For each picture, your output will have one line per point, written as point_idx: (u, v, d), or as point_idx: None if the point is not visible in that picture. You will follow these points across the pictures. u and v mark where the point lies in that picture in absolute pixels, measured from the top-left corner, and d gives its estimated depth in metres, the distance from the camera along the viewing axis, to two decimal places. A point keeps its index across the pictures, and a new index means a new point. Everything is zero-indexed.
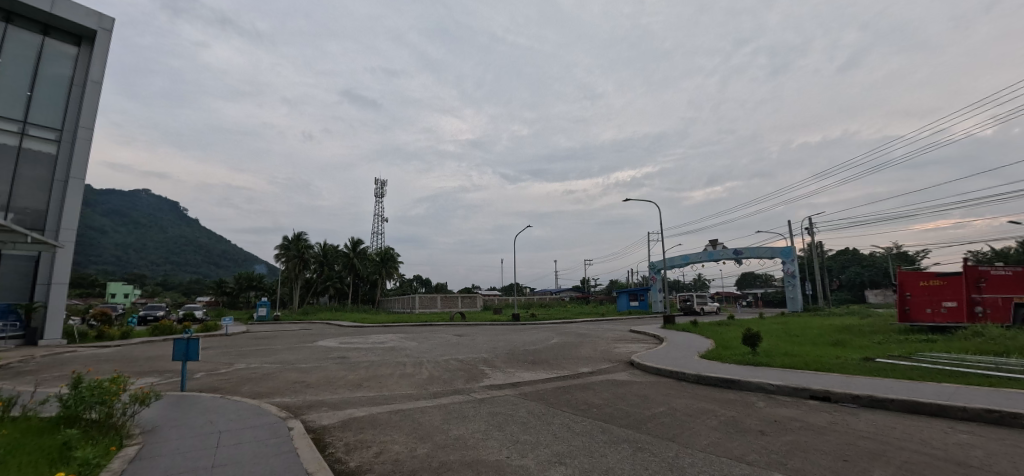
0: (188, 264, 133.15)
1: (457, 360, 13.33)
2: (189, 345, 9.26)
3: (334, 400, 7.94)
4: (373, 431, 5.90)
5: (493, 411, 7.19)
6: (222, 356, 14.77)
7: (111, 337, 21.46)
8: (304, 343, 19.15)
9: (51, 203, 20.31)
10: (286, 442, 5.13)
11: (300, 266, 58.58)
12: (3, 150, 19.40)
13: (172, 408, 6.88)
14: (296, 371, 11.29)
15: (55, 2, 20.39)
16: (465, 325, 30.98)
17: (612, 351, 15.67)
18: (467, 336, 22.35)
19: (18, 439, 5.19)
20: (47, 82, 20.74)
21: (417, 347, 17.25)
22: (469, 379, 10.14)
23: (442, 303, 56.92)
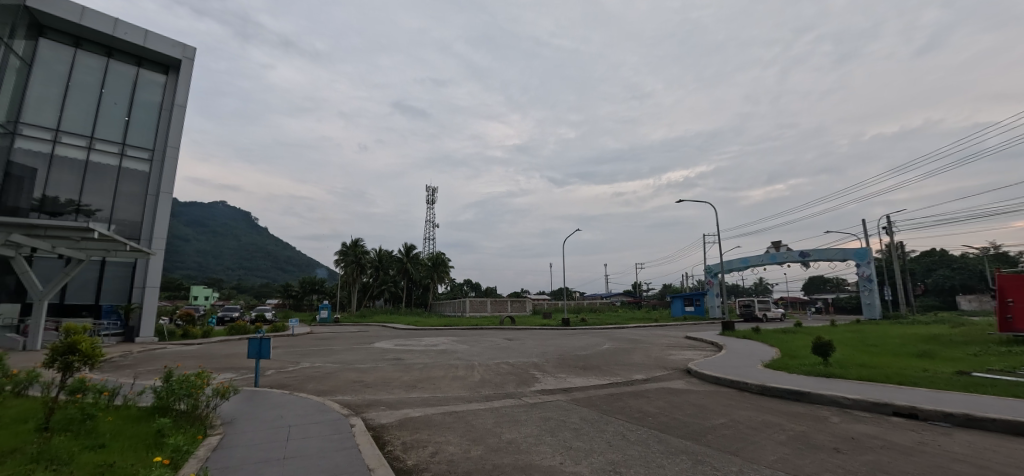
0: (259, 270, 143.86)
1: (508, 363, 13.40)
2: (261, 345, 9.96)
3: (390, 400, 8.23)
4: (428, 431, 6.04)
5: (544, 416, 7.15)
6: (289, 355, 15.81)
7: (195, 335, 23.59)
8: (362, 345, 20.08)
9: (145, 214, 22.77)
10: (348, 438, 5.38)
11: (357, 271, 61.42)
12: (106, 169, 21.92)
13: (247, 402, 7.44)
14: (355, 371, 11.84)
15: (148, 37, 22.92)
16: (515, 330, 31.14)
17: (667, 357, 15.12)
18: (517, 340, 22.44)
19: (121, 426, 5.81)
20: (141, 107, 23.27)
21: (468, 350, 17.57)
22: (520, 383, 10.16)
23: (492, 307, 57.53)
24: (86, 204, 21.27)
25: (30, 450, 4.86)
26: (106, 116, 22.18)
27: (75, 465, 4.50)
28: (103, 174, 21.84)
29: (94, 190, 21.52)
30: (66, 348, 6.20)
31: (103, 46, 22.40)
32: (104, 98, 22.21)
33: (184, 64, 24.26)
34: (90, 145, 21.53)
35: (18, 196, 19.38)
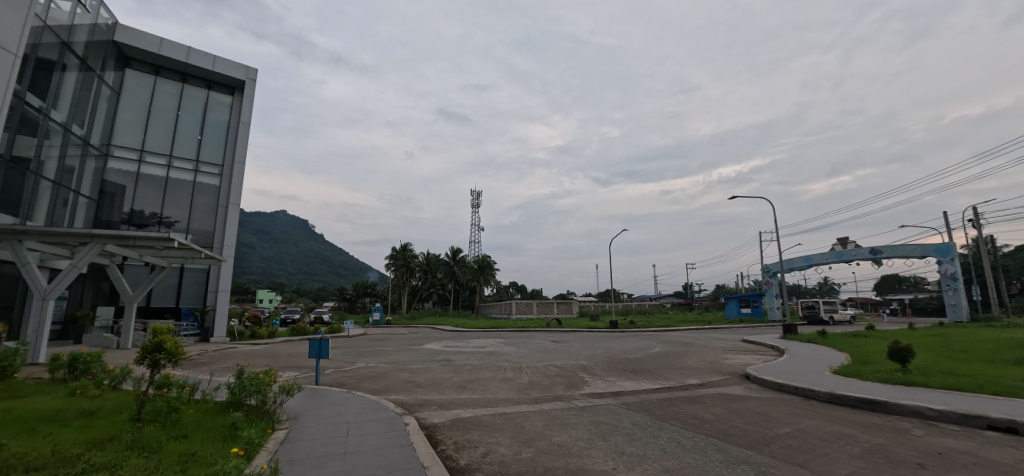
0: (316, 275, 151.99)
1: (556, 366, 13.33)
2: (320, 345, 10.48)
3: (442, 400, 8.40)
4: (479, 432, 6.11)
5: (595, 419, 7.03)
6: (346, 355, 16.57)
7: (262, 336, 25.29)
8: (412, 346, 20.68)
9: (216, 225, 24.69)
10: (403, 436, 5.54)
11: (407, 274, 63.35)
12: (183, 184, 24.03)
13: (309, 400, 7.87)
14: (407, 371, 12.22)
15: (216, 61, 24.91)
16: (562, 332, 30.92)
17: (722, 362, 14.42)
18: (564, 342, 22.22)
19: (201, 418, 6.34)
20: (211, 127, 25.33)
21: (515, 352, 17.63)
22: (569, 386, 10.06)
23: (537, 309, 57.41)
24: (167, 217, 23.39)
25: (126, 438, 5.41)
26: (182, 136, 24.32)
27: (163, 454, 4.95)
28: (181, 188, 23.95)
29: (173, 204, 23.65)
30: (154, 347, 6.83)
31: (178, 73, 24.56)
32: (180, 120, 24.35)
33: (248, 85, 26.17)
34: (169, 163, 23.68)
35: (111, 211, 21.60)
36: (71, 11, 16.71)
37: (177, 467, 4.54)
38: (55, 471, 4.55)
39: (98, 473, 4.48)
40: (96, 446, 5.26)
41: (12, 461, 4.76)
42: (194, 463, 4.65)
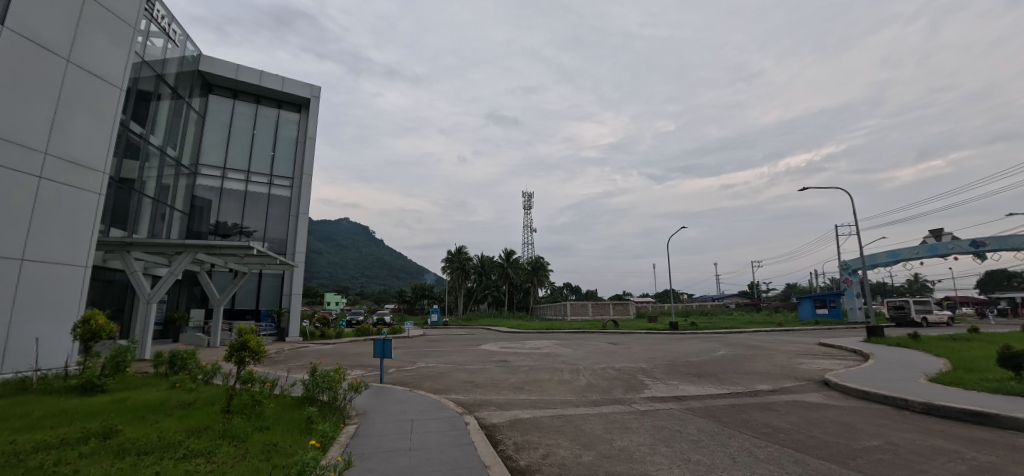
0: (377, 279, 159.62)
1: (614, 368, 13.04)
2: (384, 345, 10.97)
3: (500, 401, 8.49)
4: (538, 433, 6.11)
5: (658, 424, 6.78)
6: (407, 355, 17.25)
7: (331, 336, 26.91)
8: (469, 347, 21.13)
9: (289, 233, 26.68)
10: (464, 435, 5.66)
11: (462, 276, 64.83)
12: (260, 196, 26.19)
13: (375, 397, 8.26)
14: (466, 371, 12.48)
15: (285, 82, 26.91)
16: (618, 333, 30.28)
17: (796, 367, 13.40)
18: (622, 344, 21.67)
19: (282, 412, 6.86)
20: (283, 143, 27.43)
21: (572, 354, 17.44)
22: (629, 389, 9.78)
23: (593, 310, 56.51)
24: (247, 227, 25.58)
25: (218, 428, 5.97)
26: (257, 153, 26.51)
27: (249, 443, 5.41)
28: (258, 201, 26.12)
29: (252, 215, 25.83)
30: (240, 345, 7.49)
31: (252, 95, 26.80)
32: (255, 138, 26.56)
33: (313, 102, 28.05)
34: (247, 178, 25.89)
35: (200, 223, 23.97)
36: (164, 47, 18.79)
37: (262, 456, 4.94)
38: (162, 455, 5.11)
39: (197, 458, 4.98)
40: (195, 434, 5.85)
41: (127, 445, 5.40)
42: (277, 453, 5.04)
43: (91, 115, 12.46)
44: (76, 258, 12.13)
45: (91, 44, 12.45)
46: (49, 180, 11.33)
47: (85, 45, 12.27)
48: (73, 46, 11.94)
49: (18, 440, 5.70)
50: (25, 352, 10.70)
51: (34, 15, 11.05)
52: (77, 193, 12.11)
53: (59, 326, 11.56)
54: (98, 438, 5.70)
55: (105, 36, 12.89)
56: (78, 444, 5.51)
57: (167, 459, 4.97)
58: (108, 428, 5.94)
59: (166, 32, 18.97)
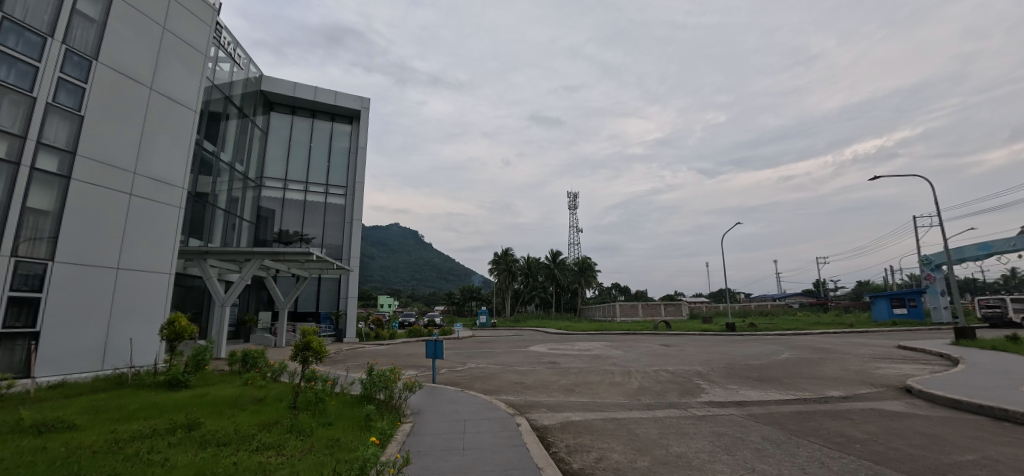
0: (427, 281, 164.27)
1: (668, 371, 12.59)
2: (436, 345, 11.27)
3: (551, 402, 8.46)
4: (591, 436, 6.02)
5: (717, 430, 6.48)
6: (458, 356, 17.59)
7: (385, 337, 27.98)
8: (518, 348, 21.19)
9: (344, 239, 28.04)
10: (516, 436, 5.68)
11: (509, 278, 65.22)
12: (317, 205, 27.74)
13: (428, 396, 8.47)
14: (516, 373, 12.54)
15: (337, 96, 28.34)
16: (671, 334, 29.27)
17: (872, 372, 12.33)
18: (675, 346, 20.91)
19: (343, 409, 7.22)
20: (337, 153, 28.90)
21: (623, 356, 17.02)
22: (684, 393, 9.41)
23: (643, 311, 54.98)
24: (307, 234, 27.13)
25: (285, 422, 6.38)
26: (314, 164, 28.10)
27: (314, 438, 5.74)
28: (316, 209, 27.67)
29: (311, 223, 27.41)
30: (304, 345, 7.96)
31: (309, 110, 28.44)
32: (312, 151, 28.16)
33: (363, 113, 29.31)
34: (306, 188, 27.49)
35: (266, 232, 25.74)
36: (230, 70, 20.40)
37: (327, 451, 5.22)
38: (238, 447, 5.52)
39: (268, 450, 5.35)
40: (265, 428, 6.28)
41: (208, 437, 5.89)
42: (339, 448, 5.31)
43: (171, 137, 13.74)
44: (161, 266, 13.40)
45: (170, 73, 13.73)
46: (138, 197, 12.63)
47: (164, 74, 13.54)
48: (154, 75, 13.21)
49: (119, 430, 6.38)
50: (122, 351, 11.96)
51: (122, 50, 12.36)
52: (160, 208, 13.36)
53: (148, 327, 12.82)
54: (184, 429, 6.26)
55: (181, 64, 14.15)
56: (167, 435, 6.08)
57: (242, 450, 5.37)
58: (192, 420, 6.50)
59: (232, 56, 20.58)
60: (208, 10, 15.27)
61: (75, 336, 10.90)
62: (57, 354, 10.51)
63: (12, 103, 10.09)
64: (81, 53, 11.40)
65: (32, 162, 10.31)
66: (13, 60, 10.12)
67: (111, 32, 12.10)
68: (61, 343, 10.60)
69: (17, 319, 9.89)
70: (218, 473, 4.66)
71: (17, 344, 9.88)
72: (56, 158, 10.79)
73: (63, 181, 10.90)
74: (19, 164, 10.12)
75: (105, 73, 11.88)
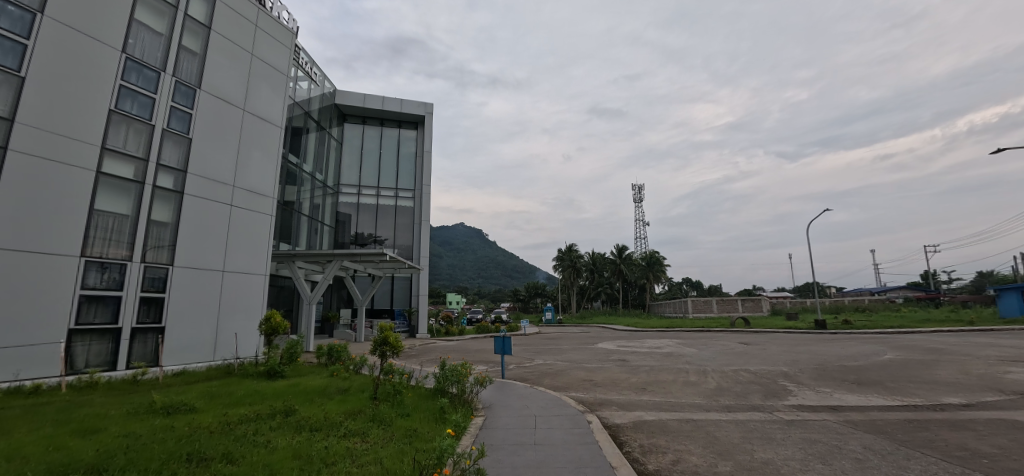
0: (492, 278, 167.55)
1: (750, 371, 11.79)
2: (504, 341, 11.45)
3: (622, 400, 8.27)
4: (666, 437, 5.80)
5: (808, 437, 5.96)
6: (525, 352, 17.77)
7: (454, 333, 28.98)
8: (585, 345, 20.94)
9: (414, 240, 29.39)
10: (588, 434, 5.63)
11: (574, 274, 64.31)
12: (388, 209, 29.34)
13: (498, 391, 8.65)
14: (584, 370, 12.43)
15: (403, 103, 29.73)
16: (751, 332, 27.35)
17: (1003, 377, 10.65)
18: (756, 344, 19.51)
19: (420, 400, 7.62)
20: (404, 159, 30.37)
21: (698, 354, 16.17)
22: (768, 395, 8.73)
23: (718, 307, 51.78)
24: (380, 236, 28.78)
25: (368, 411, 6.86)
26: (385, 170, 29.73)
27: (394, 427, 6.10)
28: (387, 212, 29.29)
29: (384, 225, 29.05)
30: (382, 341, 8.47)
31: (377, 119, 30.12)
32: (382, 157, 29.80)
33: (427, 118, 30.47)
34: (378, 193, 29.20)
35: (344, 235, 27.70)
36: (309, 88, 22.18)
37: (406, 440, 5.53)
38: (328, 432, 6.03)
39: (355, 436, 5.80)
40: (351, 416, 6.79)
41: (302, 422, 6.49)
42: (418, 437, 5.60)
43: (262, 152, 15.21)
44: (258, 269, 14.87)
45: (258, 94, 15.21)
46: (237, 208, 14.15)
47: (254, 96, 15.02)
48: (245, 98, 14.70)
49: (231, 413, 7.22)
50: (229, 344, 13.51)
51: (219, 77, 13.88)
52: (255, 217, 14.84)
53: (249, 323, 14.33)
54: (283, 415, 6.95)
55: (267, 86, 15.61)
56: (269, 419, 6.78)
57: (332, 435, 5.86)
58: (289, 407, 7.19)
59: (309, 75, 22.37)
60: (288, 34, 16.67)
61: (191, 331, 12.46)
62: (178, 346, 12.10)
63: (137, 131, 11.65)
64: (187, 83, 12.95)
65: (154, 181, 11.90)
66: (137, 94, 11.69)
67: (210, 63, 13.63)
68: (181, 337, 12.19)
69: (147, 315, 11.50)
70: (312, 455, 5.11)
71: (148, 337, 11.50)
72: (172, 177, 12.37)
73: (177, 196, 12.47)
74: (144, 183, 11.70)
75: (206, 99, 13.39)
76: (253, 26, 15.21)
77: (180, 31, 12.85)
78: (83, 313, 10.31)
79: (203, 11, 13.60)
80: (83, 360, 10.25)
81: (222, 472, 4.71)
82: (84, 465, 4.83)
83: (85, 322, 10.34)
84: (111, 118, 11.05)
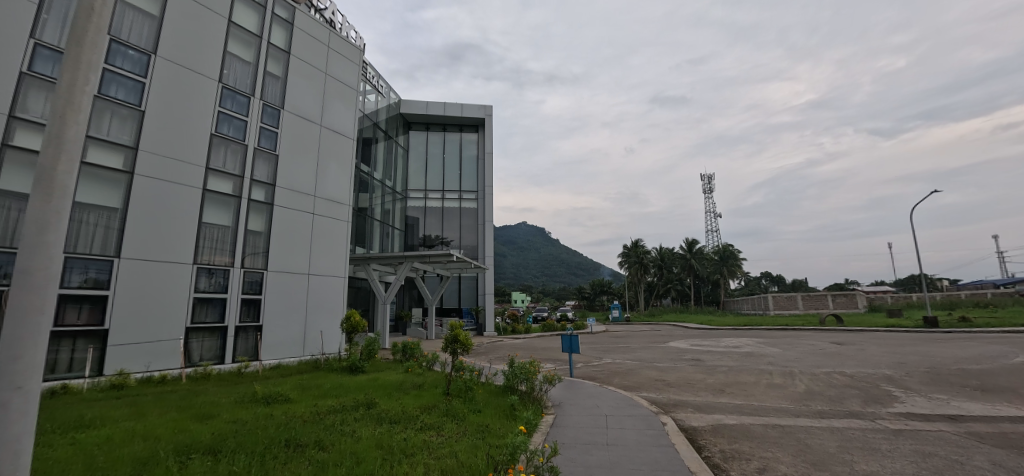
0: (556, 276, 166.89)
1: (845, 374, 10.70)
2: (571, 339, 11.36)
3: (698, 402, 7.89)
4: (750, 443, 5.43)
5: (920, 449, 5.30)
6: (593, 351, 17.48)
7: (520, 331, 29.25)
8: (656, 344, 20.21)
9: (478, 240, 30.06)
10: (663, 436, 5.44)
11: (641, 271, 61.94)
12: (453, 211, 30.30)
13: (567, 390, 8.60)
14: (655, 369, 12.00)
15: (464, 108, 30.51)
16: (846, 331, 24.78)
17: None
18: (852, 345, 17.64)
19: (491, 397, 7.80)
20: (467, 161, 31.12)
21: (782, 354, 14.97)
22: (869, 401, 7.86)
23: (804, 304, 47.46)
24: (446, 238, 29.78)
25: (442, 406, 7.16)
26: (449, 173, 30.72)
27: (467, 422, 6.31)
28: (452, 214, 30.25)
29: (450, 227, 30.04)
30: (453, 338, 8.77)
31: (440, 125, 31.18)
32: (446, 161, 30.83)
33: (487, 120, 31.03)
34: (443, 196, 30.31)
35: (413, 237, 29.05)
36: (376, 100, 23.53)
37: (479, 435, 5.71)
38: (406, 424, 6.40)
39: (432, 430, 6.08)
40: (428, 410, 7.13)
41: (384, 414, 6.92)
42: (491, 433, 5.76)
43: (338, 163, 16.37)
44: (338, 271, 16.02)
45: (333, 110, 16.40)
46: (319, 216, 15.36)
47: (329, 112, 16.23)
48: (321, 114, 15.91)
49: (322, 404, 7.89)
50: (316, 340, 14.75)
51: (299, 97, 15.15)
52: (335, 224, 16.01)
53: (333, 321, 15.52)
54: (366, 407, 7.46)
55: (340, 101, 16.77)
56: (354, 410, 7.32)
57: (410, 428, 6.19)
58: (370, 400, 7.70)
59: (376, 88, 23.72)
60: (356, 51, 17.74)
61: (284, 329, 13.76)
62: (274, 342, 13.43)
63: (233, 151, 13.02)
64: (273, 105, 14.29)
65: (248, 195, 13.25)
66: (232, 118, 13.06)
67: (290, 85, 14.91)
68: (276, 334, 13.50)
69: (247, 315, 12.86)
70: (393, 446, 5.43)
71: (249, 334, 12.86)
72: (263, 190, 13.72)
73: (268, 207, 13.81)
74: (240, 197, 13.07)
75: (288, 118, 14.68)
76: (326, 47, 16.40)
77: (264, 58, 14.19)
78: (197, 314, 11.75)
79: (283, 38, 14.90)
80: (198, 355, 11.71)
81: (315, 457, 5.14)
82: (203, 446, 5.52)
83: (199, 321, 11.79)
84: (212, 141, 12.47)
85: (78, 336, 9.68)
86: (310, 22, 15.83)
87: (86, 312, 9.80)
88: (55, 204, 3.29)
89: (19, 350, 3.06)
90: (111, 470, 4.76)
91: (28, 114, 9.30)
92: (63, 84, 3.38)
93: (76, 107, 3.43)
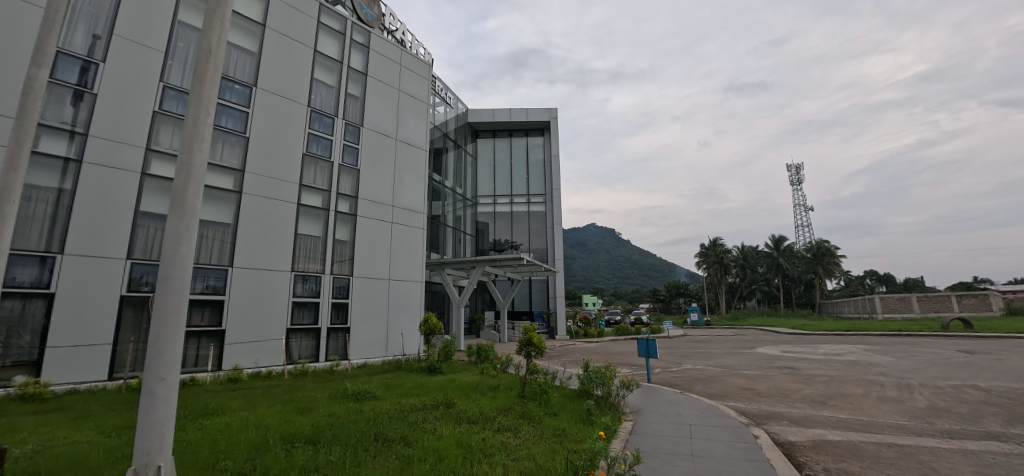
0: (628, 278, 161.77)
1: (978, 388, 9.22)
2: (647, 344, 10.92)
3: (795, 415, 7.22)
4: (860, 463, 4.87)
5: None
6: (671, 356, 16.67)
7: (592, 335, 28.74)
8: (742, 349, 18.82)
9: (547, 243, 30.02)
10: (755, 450, 5.05)
11: (721, 272, 57.99)
12: (522, 214, 30.60)
13: (645, 396, 8.30)
14: (743, 377, 11.17)
15: (529, 112, 30.72)
16: (979, 338, 21.26)
17: None
18: (986, 354, 15.14)
19: (566, 401, 7.75)
20: (533, 165, 31.29)
21: (895, 364, 13.25)
22: (1012, 422, 6.69)
23: (921, 306, 41.54)
24: (516, 242, 30.14)
25: (518, 409, 7.25)
26: (516, 178, 31.12)
27: (543, 425, 6.35)
28: (521, 218, 30.56)
29: (519, 231, 30.37)
30: (527, 341, 8.85)
31: (507, 131, 31.74)
32: (513, 166, 31.28)
33: (553, 123, 31.01)
34: (511, 200, 30.75)
35: (484, 242, 29.80)
36: (445, 111, 24.53)
37: (555, 439, 5.70)
38: (483, 425, 6.58)
39: (508, 431, 6.20)
40: (504, 411, 7.27)
41: (463, 414, 7.18)
42: (568, 437, 5.73)
43: (412, 173, 17.26)
44: (416, 276, 16.85)
45: (406, 124, 17.36)
46: (397, 224, 16.31)
47: (403, 126, 17.20)
48: (396, 129, 16.90)
49: (405, 401, 8.35)
50: (397, 342, 15.64)
51: (376, 115, 16.24)
52: (411, 231, 16.87)
53: (412, 323, 16.37)
54: (445, 406, 7.80)
55: (413, 115, 17.69)
56: (434, 409, 7.66)
57: (488, 428, 6.35)
58: (449, 400, 8.01)
59: (444, 99, 24.72)
60: (426, 66, 18.61)
61: (369, 330, 14.77)
62: (361, 343, 14.47)
63: (322, 168, 14.26)
64: (353, 123, 15.45)
65: (335, 207, 14.43)
66: (319, 138, 14.33)
67: (368, 104, 16.03)
68: (361, 335, 14.53)
69: (337, 317, 13.99)
70: (472, 445, 5.61)
71: (339, 335, 13.97)
72: (347, 202, 14.85)
73: (353, 218, 14.93)
74: (328, 210, 14.27)
75: (367, 134, 15.79)
76: (398, 65, 17.39)
77: (345, 81, 15.40)
78: (296, 316, 13.02)
79: (360, 62, 16.08)
80: (297, 353, 12.96)
81: (401, 452, 5.46)
82: (305, 436, 6.10)
83: (297, 323, 13.05)
84: (304, 160, 13.78)
85: (202, 335, 11.15)
86: (383, 43, 16.93)
87: (208, 314, 11.27)
88: (187, 221, 3.86)
89: (161, 347, 3.61)
90: (233, 454, 5.43)
91: (161, 145, 10.92)
92: (188, 121, 3.98)
93: (200, 138, 4.00)
